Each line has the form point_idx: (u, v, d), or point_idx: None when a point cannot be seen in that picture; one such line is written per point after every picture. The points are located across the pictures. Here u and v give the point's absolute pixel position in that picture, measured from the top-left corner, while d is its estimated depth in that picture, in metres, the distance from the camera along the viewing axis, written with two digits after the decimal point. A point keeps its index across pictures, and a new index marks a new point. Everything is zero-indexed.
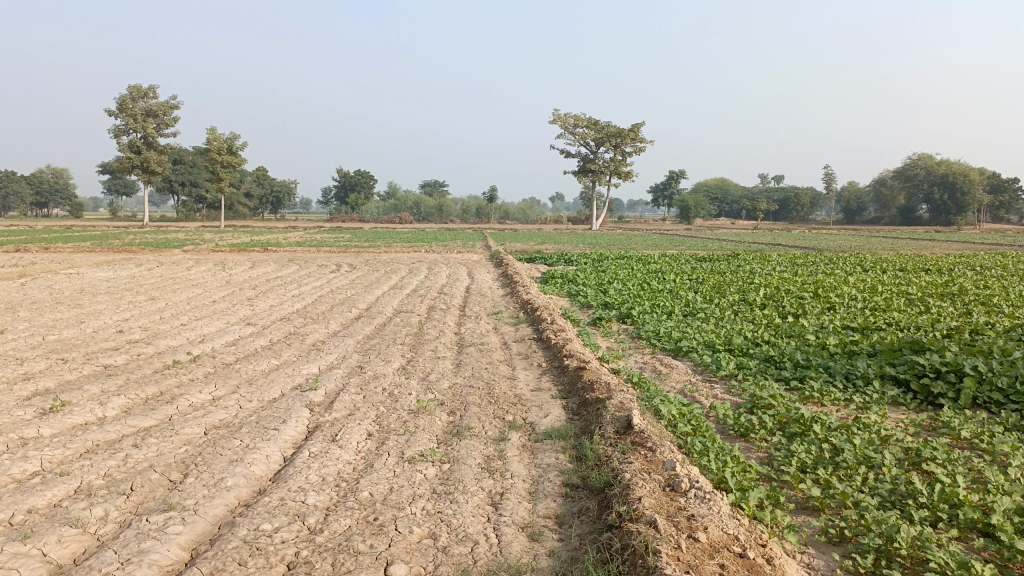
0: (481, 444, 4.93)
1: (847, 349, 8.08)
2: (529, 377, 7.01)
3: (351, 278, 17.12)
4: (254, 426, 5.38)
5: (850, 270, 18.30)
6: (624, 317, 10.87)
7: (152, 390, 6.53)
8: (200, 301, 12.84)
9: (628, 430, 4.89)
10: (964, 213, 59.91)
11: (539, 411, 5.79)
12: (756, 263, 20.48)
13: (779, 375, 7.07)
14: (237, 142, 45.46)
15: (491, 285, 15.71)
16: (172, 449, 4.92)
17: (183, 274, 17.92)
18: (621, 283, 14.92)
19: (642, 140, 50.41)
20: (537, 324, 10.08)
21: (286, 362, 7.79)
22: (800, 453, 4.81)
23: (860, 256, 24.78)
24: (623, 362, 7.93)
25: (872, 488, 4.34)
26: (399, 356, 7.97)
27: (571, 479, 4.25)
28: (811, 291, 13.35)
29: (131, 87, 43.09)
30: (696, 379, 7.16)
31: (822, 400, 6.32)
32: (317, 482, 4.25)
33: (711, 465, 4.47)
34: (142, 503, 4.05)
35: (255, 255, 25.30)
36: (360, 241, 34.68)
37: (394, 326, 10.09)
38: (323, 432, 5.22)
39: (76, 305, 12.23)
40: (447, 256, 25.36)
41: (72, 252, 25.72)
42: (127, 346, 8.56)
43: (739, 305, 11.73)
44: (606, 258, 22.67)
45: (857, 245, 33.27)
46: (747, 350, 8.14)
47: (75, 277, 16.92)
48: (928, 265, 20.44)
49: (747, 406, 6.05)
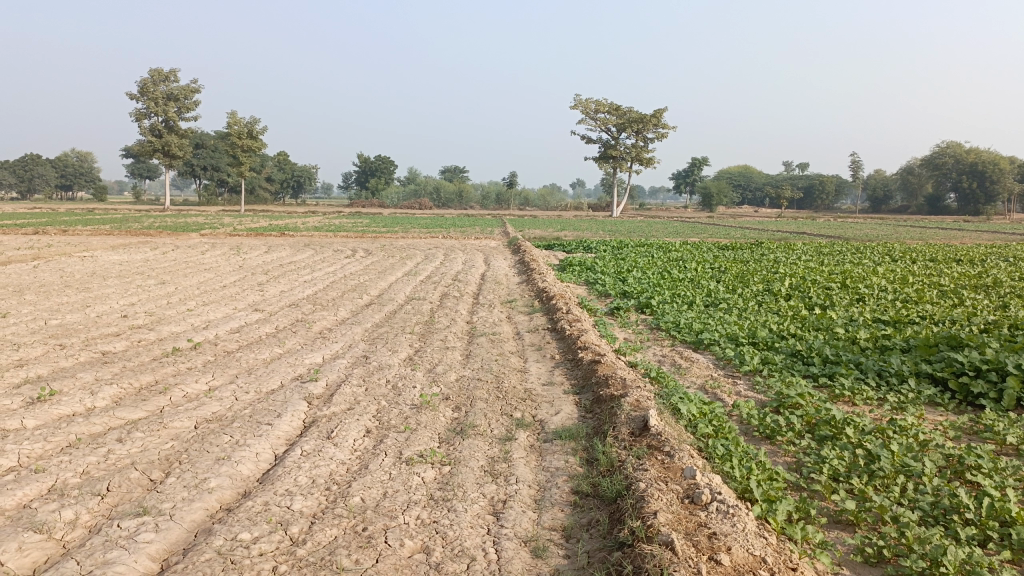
0: (485, 444, 4.59)
1: (879, 344, 7.63)
2: (541, 370, 6.67)
3: (365, 263, 16.82)
4: (246, 420, 5.07)
5: (878, 260, 17.69)
6: (643, 307, 10.48)
7: (147, 379, 6.25)
8: (210, 286, 12.60)
9: (644, 432, 4.51)
10: (992, 202, 58.72)
11: (549, 407, 5.44)
12: (779, 252, 19.94)
13: (807, 371, 6.65)
14: (257, 126, 45.39)
15: (507, 273, 15.35)
16: (157, 445, 4.63)
17: (197, 258, 17.69)
18: (640, 271, 14.49)
19: (665, 126, 49.64)
20: (552, 313, 9.71)
21: (289, 350, 7.49)
22: (832, 459, 4.43)
23: (888, 245, 24.12)
24: (640, 355, 7.55)
25: (912, 501, 3.96)
26: (406, 346, 7.63)
27: (581, 486, 3.89)
28: (838, 282, 12.88)
29: (152, 70, 43.03)
30: (718, 374, 6.77)
31: (853, 399, 5.93)
32: (305, 485, 3.93)
33: (735, 473, 4.10)
34: (117, 505, 3.76)
35: (272, 239, 25.12)
36: (378, 226, 34.49)
37: (404, 314, 9.76)
38: (318, 428, 4.91)
39: (85, 288, 12.03)
40: (465, 242, 25.02)
41: (93, 235, 25.68)
42: (128, 332, 8.31)
43: (763, 295, 11.28)
44: (625, 245, 22.21)
45: (885, 234, 32.49)
46: (772, 343, 7.72)
47: (89, 260, 16.78)
48: (959, 255, 19.78)
49: (773, 405, 5.67)
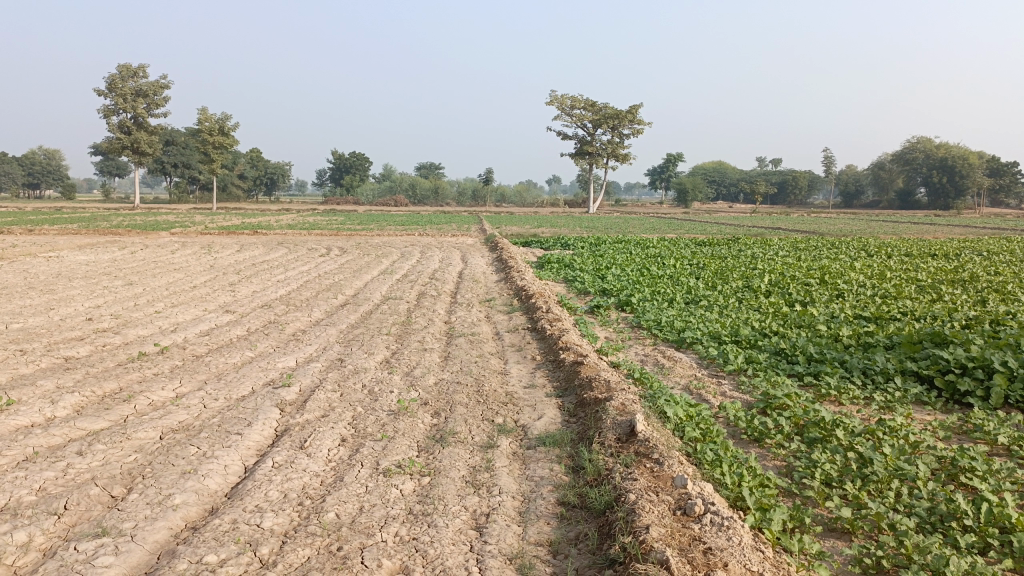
0: (466, 452, 4.40)
1: (862, 341, 7.54)
2: (522, 372, 6.49)
3: (340, 262, 16.52)
4: (214, 429, 4.84)
5: (855, 255, 17.72)
6: (623, 305, 10.34)
7: (111, 386, 5.98)
8: (180, 287, 12.28)
9: (631, 438, 4.35)
10: (962, 197, 59.54)
11: (531, 412, 5.27)
12: (756, 248, 19.93)
13: (792, 370, 6.54)
14: (229, 122, 44.71)
15: (485, 271, 15.15)
16: (120, 457, 4.39)
17: (167, 258, 17.28)
18: (619, 268, 14.36)
19: (640, 122, 49.72)
20: (532, 312, 9.54)
21: (261, 354, 7.24)
22: (823, 464, 4.30)
23: (863, 240, 24.25)
24: (622, 355, 7.40)
25: (908, 506, 3.84)
26: (383, 348, 7.42)
27: (567, 497, 3.72)
28: (817, 277, 12.85)
29: (120, 66, 42.22)
30: (702, 374, 6.64)
31: (840, 398, 5.83)
32: (277, 501, 3.72)
33: (726, 480, 3.95)
34: (74, 525, 3.53)
35: (245, 238, 24.76)
36: (353, 223, 34.13)
37: (380, 314, 9.53)
38: (291, 437, 4.69)
39: (49, 290, 11.65)
40: (441, 239, 24.79)
41: (60, 234, 25.08)
42: (93, 336, 8.01)
43: (743, 291, 11.20)
44: (603, 242, 22.08)
45: (859, 229, 32.79)
46: (755, 341, 7.61)
47: (54, 261, 16.32)
48: (934, 250, 19.90)
49: (760, 406, 5.54)
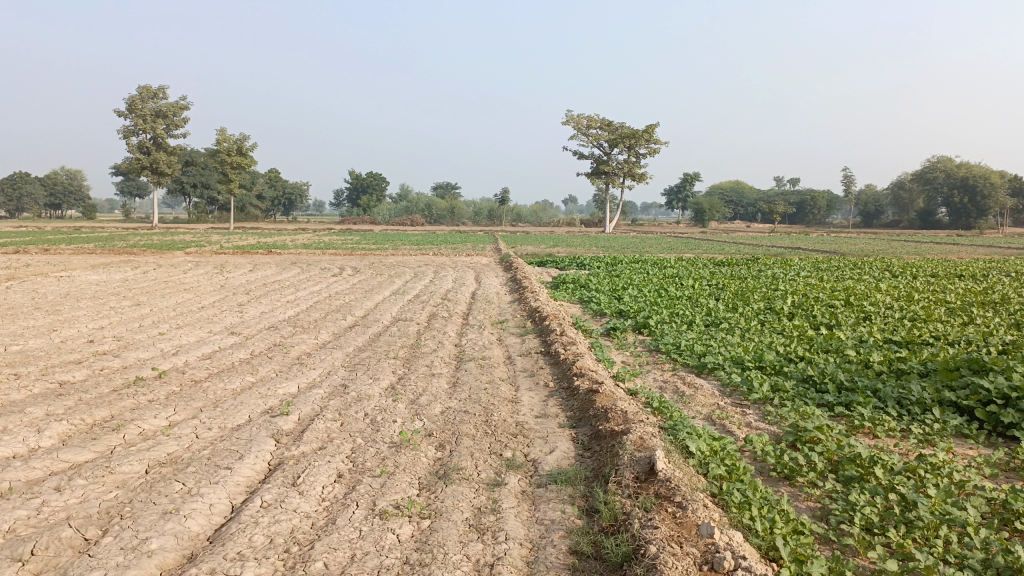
0: (471, 491, 4.05)
1: (895, 368, 7.13)
2: (534, 400, 6.14)
3: (352, 282, 16.24)
4: (202, 463, 4.52)
5: (879, 276, 17.24)
6: (641, 327, 9.98)
7: (102, 414, 5.69)
8: (187, 307, 12.03)
9: (650, 477, 3.99)
10: (984, 216, 58.70)
11: (543, 445, 4.91)
12: (777, 268, 19.51)
13: (821, 400, 6.15)
14: (248, 143, 44.85)
15: (499, 291, 14.82)
16: (99, 495, 4.09)
17: (178, 278, 17.09)
18: (636, 289, 14.00)
19: (657, 142, 49.51)
20: (545, 335, 9.18)
21: (262, 379, 6.95)
22: (862, 507, 3.92)
23: (886, 260, 23.76)
24: (640, 382, 7.03)
25: (960, 558, 3.46)
26: (389, 373, 7.09)
27: (579, 546, 3.37)
28: (841, 299, 12.42)
29: (141, 87, 42.59)
30: (725, 403, 6.27)
31: (874, 431, 5.45)
32: (261, 547, 3.39)
33: (756, 526, 3.58)
34: (38, 573, 3.22)
35: (259, 257, 24.64)
36: (367, 243, 33.93)
37: (388, 337, 9.21)
38: (284, 472, 4.37)
39: (55, 311, 11.45)
40: (456, 259, 24.56)
41: (75, 254, 24.99)
42: (91, 360, 7.75)
43: (765, 314, 10.80)
44: (619, 261, 21.79)
45: (880, 249, 32.15)
46: (781, 367, 7.22)
47: (65, 281, 16.15)
48: (960, 271, 19.38)
49: (789, 440, 5.16)
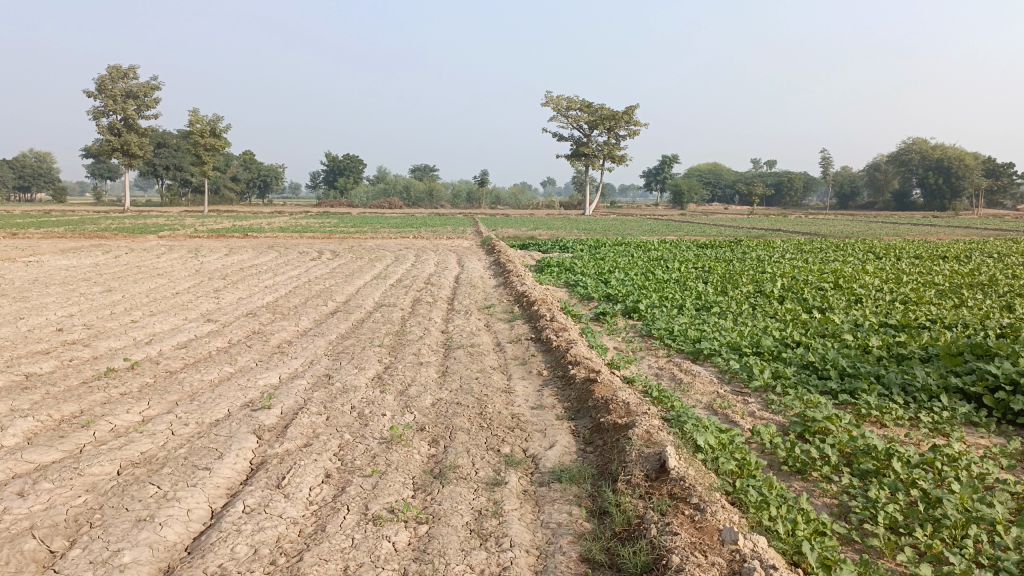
0: (470, 492, 3.79)
1: (895, 353, 6.95)
2: (528, 390, 5.88)
3: (331, 266, 15.88)
4: (179, 464, 4.22)
5: (863, 257, 17.16)
6: (631, 312, 9.75)
7: (70, 410, 5.34)
8: (161, 293, 11.63)
9: (662, 475, 3.75)
10: (959, 198, 59.19)
11: (542, 439, 4.66)
12: (761, 249, 19.39)
13: (825, 387, 5.95)
14: (222, 125, 43.96)
15: (483, 275, 14.53)
16: (67, 500, 3.77)
17: (151, 262, 16.62)
18: (622, 272, 13.76)
19: (636, 123, 49.26)
20: (535, 320, 8.92)
21: (241, 369, 6.62)
22: (884, 505, 3.72)
23: (868, 241, 23.70)
24: (635, 369, 6.79)
25: (994, 560, 3.25)
26: (375, 362, 6.80)
27: (592, 554, 3.12)
28: (831, 281, 12.27)
29: (110, 67, 41.55)
30: (726, 391, 6.05)
31: (882, 420, 5.27)
32: (244, 560, 3.10)
33: (777, 529, 3.36)
34: None
35: (235, 240, 24.15)
36: (345, 226, 33.46)
37: (373, 323, 8.90)
38: (267, 473, 4.07)
39: (23, 298, 10.98)
40: (437, 242, 24.22)
41: (44, 238, 24.31)
42: (60, 350, 7.37)
43: (755, 297, 10.61)
44: (603, 244, 21.57)
45: (859, 231, 32.22)
46: (779, 353, 7.01)
47: (34, 266, 15.63)
48: (943, 252, 19.35)
49: (798, 430, 4.94)
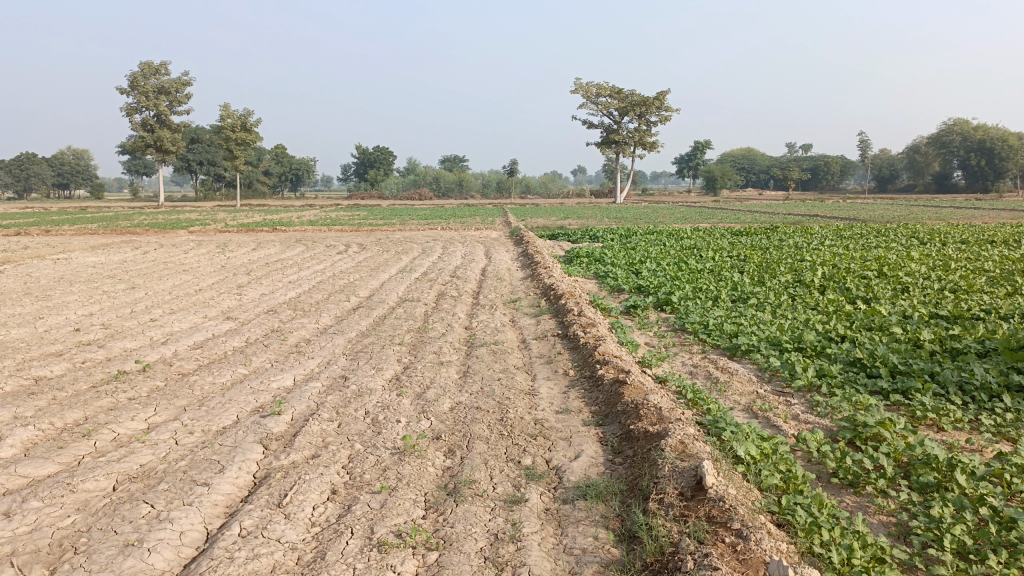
0: (487, 511, 3.45)
1: (949, 347, 6.47)
2: (554, 392, 5.53)
3: (358, 260, 15.66)
4: (177, 478, 3.94)
5: (906, 243, 16.50)
6: (664, 304, 9.35)
7: (74, 417, 5.11)
8: (184, 290, 11.48)
9: (698, 493, 3.39)
10: (1002, 179, 57.47)
11: (567, 448, 4.31)
12: (798, 236, 18.82)
13: (874, 387, 5.52)
14: (252, 119, 44.06)
15: (510, 267, 14.19)
16: (54, 521, 3.51)
17: (178, 258, 16.57)
18: (654, 262, 13.34)
19: (668, 108, 48.50)
20: (562, 315, 8.56)
21: (255, 371, 6.36)
22: (951, 526, 3.30)
23: (909, 226, 22.97)
24: (668, 367, 6.41)
25: None
26: (394, 362, 6.49)
27: None
28: (874, 269, 11.70)
29: (142, 63, 41.89)
30: (766, 391, 5.65)
31: (940, 423, 4.84)
32: None
33: (831, 557, 2.97)
34: None
35: (264, 235, 24.12)
36: (374, 218, 33.38)
37: (394, 320, 8.61)
38: (268, 489, 3.78)
39: (47, 297, 10.87)
40: (465, 233, 23.92)
41: (77, 234, 24.48)
42: (74, 351, 7.18)
43: (794, 287, 10.11)
44: (634, 233, 21.14)
45: (899, 215, 31.33)
46: (823, 349, 6.56)
47: (63, 263, 15.63)
48: (990, 236, 18.59)
49: (848, 437, 4.53)
